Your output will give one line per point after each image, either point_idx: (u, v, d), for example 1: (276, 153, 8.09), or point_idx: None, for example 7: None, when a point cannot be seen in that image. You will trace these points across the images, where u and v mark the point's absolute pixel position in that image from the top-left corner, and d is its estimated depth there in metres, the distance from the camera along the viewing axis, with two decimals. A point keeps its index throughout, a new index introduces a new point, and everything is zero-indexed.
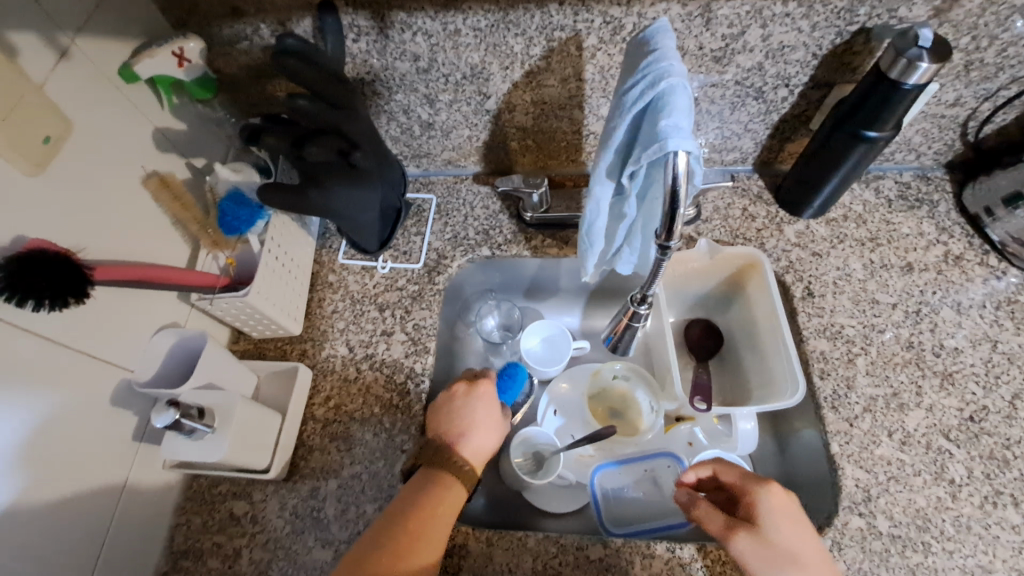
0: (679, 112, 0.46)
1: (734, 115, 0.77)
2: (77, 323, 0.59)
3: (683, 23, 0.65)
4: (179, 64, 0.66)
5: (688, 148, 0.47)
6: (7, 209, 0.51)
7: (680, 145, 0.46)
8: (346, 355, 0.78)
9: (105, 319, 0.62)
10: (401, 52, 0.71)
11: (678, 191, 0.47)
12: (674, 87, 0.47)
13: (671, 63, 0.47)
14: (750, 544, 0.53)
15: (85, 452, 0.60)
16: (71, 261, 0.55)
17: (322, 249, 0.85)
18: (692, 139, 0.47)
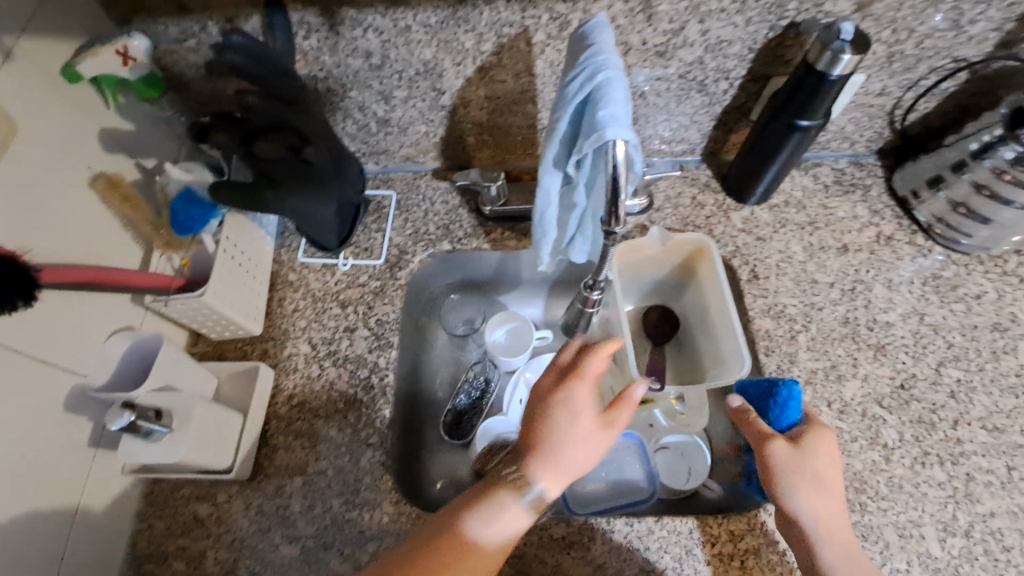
0: (615, 103, 0.49)
1: (680, 108, 0.80)
2: (26, 329, 0.58)
3: (626, 19, 0.67)
4: (123, 63, 0.64)
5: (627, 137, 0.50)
6: None
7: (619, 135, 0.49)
8: (308, 352, 0.78)
9: (56, 324, 0.61)
10: (352, 48, 0.71)
11: (617, 178, 0.50)
12: (612, 81, 0.50)
13: (609, 59, 0.50)
14: (785, 450, 0.61)
15: (36, 461, 0.59)
16: (17, 266, 0.54)
17: (282, 248, 0.85)
18: (630, 128, 0.49)
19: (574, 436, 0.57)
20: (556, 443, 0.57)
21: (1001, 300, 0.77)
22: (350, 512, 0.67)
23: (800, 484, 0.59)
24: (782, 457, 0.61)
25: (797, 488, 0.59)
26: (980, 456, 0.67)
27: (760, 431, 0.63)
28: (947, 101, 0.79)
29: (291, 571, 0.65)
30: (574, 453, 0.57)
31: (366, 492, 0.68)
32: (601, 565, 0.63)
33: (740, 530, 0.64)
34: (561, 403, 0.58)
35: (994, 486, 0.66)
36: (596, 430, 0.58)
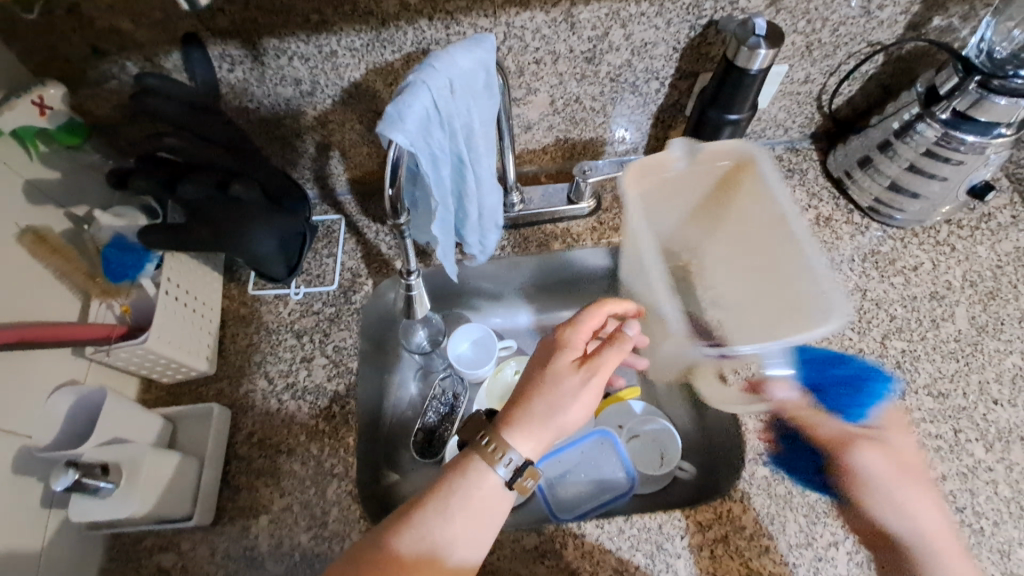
0: (406, 105, 0.53)
1: (616, 110, 0.82)
2: None
3: (551, 29, 0.69)
4: (41, 112, 0.64)
5: (402, 142, 0.53)
6: None
7: (394, 136, 0.53)
8: (266, 387, 0.77)
9: None
10: (280, 77, 0.71)
11: (393, 169, 0.56)
12: (414, 88, 0.54)
13: (428, 69, 0.54)
14: (871, 453, 0.61)
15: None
16: None
17: (232, 282, 0.84)
18: (407, 133, 0.53)
19: (550, 387, 0.57)
20: (549, 408, 0.57)
21: (937, 269, 0.80)
22: (318, 546, 0.66)
23: (909, 492, 0.60)
24: (874, 469, 0.61)
25: (889, 487, 0.60)
26: (928, 422, 0.70)
27: (833, 433, 0.64)
28: (869, 83, 0.82)
29: None
30: (564, 415, 0.57)
31: (334, 523, 0.68)
32: (574, 571, 0.63)
33: (708, 520, 0.65)
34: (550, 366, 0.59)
35: (943, 450, 0.68)
36: (584, 382, 0.58)
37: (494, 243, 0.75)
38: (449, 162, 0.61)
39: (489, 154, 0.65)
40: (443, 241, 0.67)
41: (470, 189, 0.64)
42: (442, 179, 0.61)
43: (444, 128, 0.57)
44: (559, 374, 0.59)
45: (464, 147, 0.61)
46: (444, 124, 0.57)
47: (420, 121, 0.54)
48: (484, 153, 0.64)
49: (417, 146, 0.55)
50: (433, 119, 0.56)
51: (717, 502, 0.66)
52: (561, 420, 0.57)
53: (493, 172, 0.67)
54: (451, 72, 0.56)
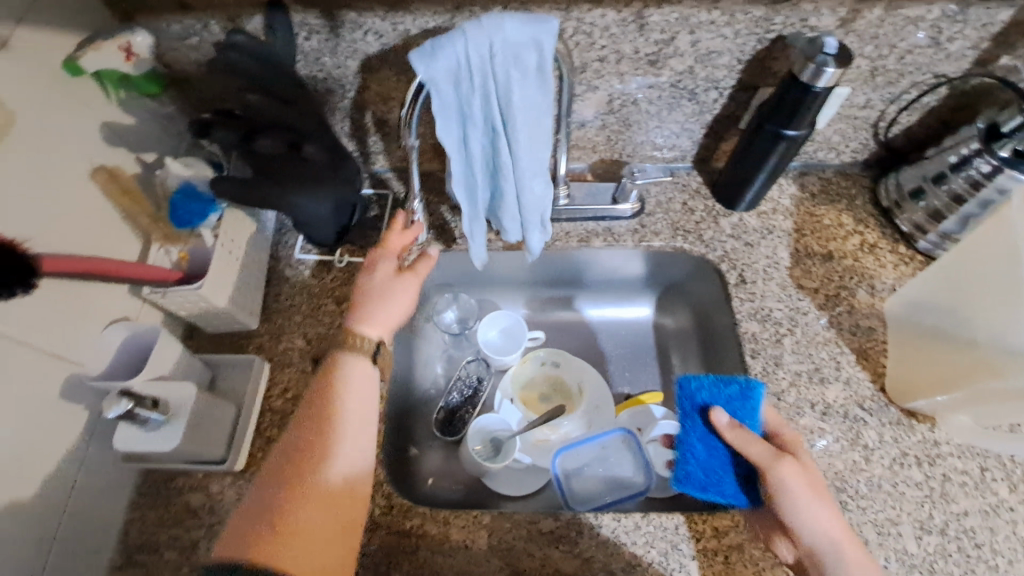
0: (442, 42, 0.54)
1: (671, 116, 0.83)
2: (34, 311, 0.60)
3: (620, 29, 0.70)
4: (126, 58, 0.65)
5: (420, 74, 0.54)
6: None
7: (414, 66, 0.54)
8: (303, 347, 0.80)
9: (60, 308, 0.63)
10: (351, 51, 0.73)
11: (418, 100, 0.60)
12: (458, 32, 0.54)
13: (473, 22, 0.54)
14: None
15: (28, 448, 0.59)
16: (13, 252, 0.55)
17: (278, 244, 0.87)
18: (428, 71, 0.54)
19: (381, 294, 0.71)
20: (378, 304, 0.71)
21: None
22: None
23: None
24: None
25: None
26: (955, 457, 0.70)
27: None
28: (928, 115, 0.82)
29: None
30: (394, 307, 0.71)
31: None
32: (588, 559, 0.64)
33: (724, 526, 0.66)
34: (372, 280, 0.73)
35: (968, 486, 0.68)
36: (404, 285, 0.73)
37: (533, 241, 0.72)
38: (478, 124, 0.60)
39: (533, 140, 0.61)
40: (464, 206, 0.68)
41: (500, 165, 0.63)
42: (466, 138, 0.61)
43: (474, 87, 0.57)
44: (384, 285, 0.73)
45: (499, 119, 0.59)
46: (478, 82, 0.57)
47: (450, 66, 0.55)
48: (525, 138, 0.61)
49: (441, 92, 0.56)
50: (464, 72, 0.55)
51: (735, 510, 0.67)
52: (393, 315, 0.71)
53: (536, 162, 0.64)
54: (500, 35, 0.54)
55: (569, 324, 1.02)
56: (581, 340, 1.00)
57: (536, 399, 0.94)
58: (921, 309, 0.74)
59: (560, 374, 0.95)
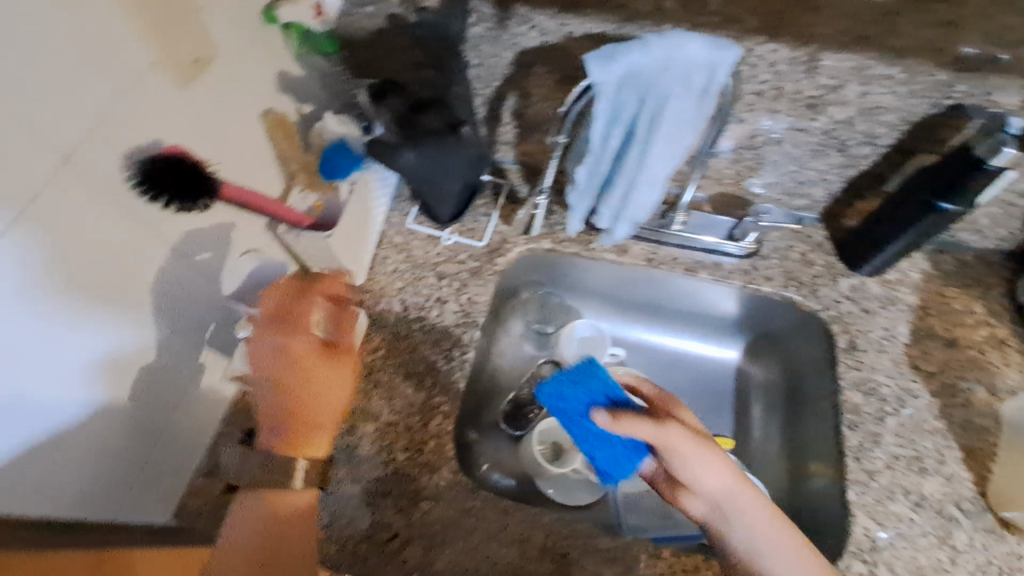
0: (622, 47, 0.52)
1: (813, 163, 0.81)
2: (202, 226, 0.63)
3: (788, 67, 0.68)
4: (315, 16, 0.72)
5: (590, 74, 0.53)
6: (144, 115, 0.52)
7: (587, 66, 0.53)
8: (400, 312, 0.83)
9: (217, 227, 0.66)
10: (512, 43, 0.75)
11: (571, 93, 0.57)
12: (641, 41, 0.52)
13: (657, 33, 0.52)
14: None
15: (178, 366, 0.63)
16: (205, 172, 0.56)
17: (394, 211, 0.91)
18: (599, 74, 0.53)
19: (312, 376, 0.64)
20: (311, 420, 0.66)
21: None
22: (411, 468, 0.71)
23: None
24: None
25: None
26: None
27: None
28: None
29: (348, 508, 0.69)
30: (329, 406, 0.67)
31: (429, 455, 0.72)
32: None
33: None
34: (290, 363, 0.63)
35: None
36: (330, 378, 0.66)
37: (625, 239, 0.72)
38: (623, 127, 0.60)
39: (670, 156, 0.61)
40: (577, 193, 0.67)
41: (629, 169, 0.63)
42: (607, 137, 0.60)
43: (636, 93, 0.55)
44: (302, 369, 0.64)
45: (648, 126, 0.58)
46: (641, 89, 0.55)
47: (622, 72, 0.53)
48: (663, 149, 0.60)
49: (604, 93, 0.55)
50: (631, 78, 0.54)
51: None
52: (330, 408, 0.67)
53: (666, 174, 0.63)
54: (682, 53, 0.52)
55: (649, 348, 1.01)
56: (658, 367, 1.00)
57: None
58: None
59: None
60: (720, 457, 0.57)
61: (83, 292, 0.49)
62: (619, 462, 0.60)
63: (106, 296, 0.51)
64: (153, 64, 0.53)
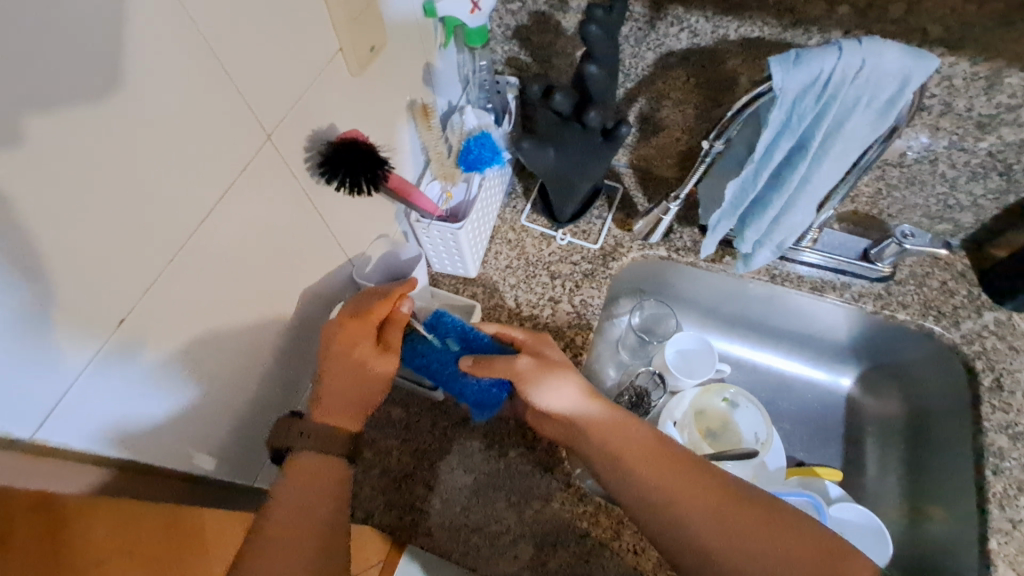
0: (813, 54, 0.51)
1: (967, 185, 0.75)
2: (346, 212, 0.65)
3: (963, 83, 0.64)
4: (471, 10, 0.69)
5: (776, 80, 0.52)
6: (324, 95, 0.55)
7: (773, 70, 0.52)
8: (512, 308, 0.83)
9: (360, 217, 0.69)
10: (658, 44, 0.73)
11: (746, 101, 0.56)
12: (833, 47, 0.50)
13: (855, 40, 0.50)
14: None
15: (316, 337, 0.66)
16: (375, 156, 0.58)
17: (508, 207, 0.92)
18: (783, 82, 0.52)
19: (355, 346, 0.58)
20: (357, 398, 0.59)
21: None
22: (522, 464, 0.72)
23: None
24: None
25: None
26: None
27: None
28: None
29: (460, 496, 0.70)
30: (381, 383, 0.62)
31: (539, 453, 0.72)
32: None
33: None
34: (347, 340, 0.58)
35: None
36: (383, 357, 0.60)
37: (762, 258, 0.71)
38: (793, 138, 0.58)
39: (835, 172, 0.59)
40: (725, 207, 0.66)
41: (789, 183, 0.61)
42: (773, 151, 0.59)
43: (818, 104, 0.54)
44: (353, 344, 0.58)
45: (819, 138, 0.57)
46: (824, 99, 0.54)
47: (808, 80, 0.52)
48: (829, 163, 0.59)
49: (784, 101, 0.53)
50: (817, 87, 0.52)
51: None
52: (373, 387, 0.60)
53: (822, 189, 0.62)
54: (875, 59, 0.50)
55: (753, 367, 0.97)
56: (763, 387, 0.96)
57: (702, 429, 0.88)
58: None
59: (733, 415, 0.89)
60: (564, 377, 0.62)
61: (250, 259, 0.52)
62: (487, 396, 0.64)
63: (280, 266, 0.56)
64: (340, 50, 0.55)
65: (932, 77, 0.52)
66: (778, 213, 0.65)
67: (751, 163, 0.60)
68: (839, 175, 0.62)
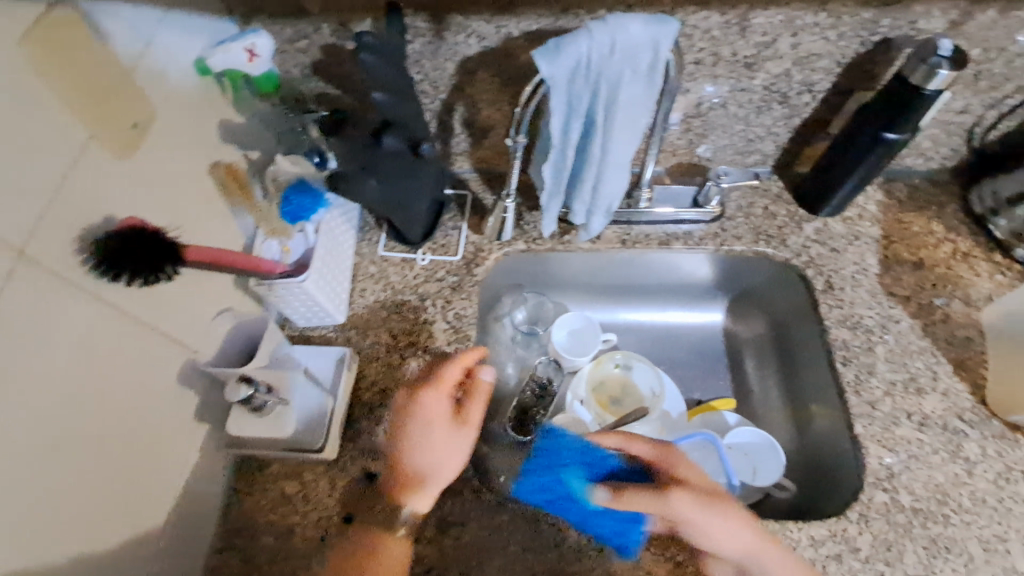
0: (566, 40, 0.53)
1: (759, 119, 0.83)
2: (161, 300, 0.60)
3: (722, 32, 0.69)
4: (249, 60, 0.66)
5: (543, 71, 0.54)
6: (89, 189, 0.50)
7: (538, 62, 0.54)
8: (389, 343, 0.81)
9: (186, 299, 0.65)
10: (453, 53, 0.74)
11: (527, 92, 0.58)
12: (582, 30, 0.54)
13: (599, 20, 0.54)
14: None
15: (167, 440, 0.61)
16: (160, 238, 0.54)
17: (363, 241, 0.89)
18: (549, 71, 0.54)
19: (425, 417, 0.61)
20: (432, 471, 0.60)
21: None
22: None
23: None
24: None
25: None
26: None
27: None
28: None
29: None
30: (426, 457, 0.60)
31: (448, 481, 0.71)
32: (680, 563, 0.65)
33: (821, 537, 0.64)
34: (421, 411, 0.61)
35: None
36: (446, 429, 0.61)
37: (600, 225, 0.76)
38: (582, 119, 0.61)
39: (628, 138, 0.64)
40: (548, 189, 0.69)
41: (593, 155, 0.65)
42: (568, 132, 0.62)
43: (588, 84, 0.57)
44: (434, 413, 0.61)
45: (603, 112, 0.60)
46: (592, 77, 0.57)
47: (571, 65, 0.55)
48: (620, 131, 0.62)
49: (559, 87, 0.56)
50: (583, 68, 0.55)
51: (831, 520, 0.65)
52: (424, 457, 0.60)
53: (624, 155, 0.66)
54: (620, 34, 0.54)
55: (638, 328, 1.02)
56: (652, 343, 1.01)
57: (606, 399, 0.92)
58: None
59: (630, 376, 0.93)
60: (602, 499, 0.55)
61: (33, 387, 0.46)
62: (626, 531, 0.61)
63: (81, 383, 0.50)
64: (93, 137, 0.50)
65: (677, 38, 0.56)
66: (596, 185, 0.69)
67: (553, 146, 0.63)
68: (638, 141, 0.66)
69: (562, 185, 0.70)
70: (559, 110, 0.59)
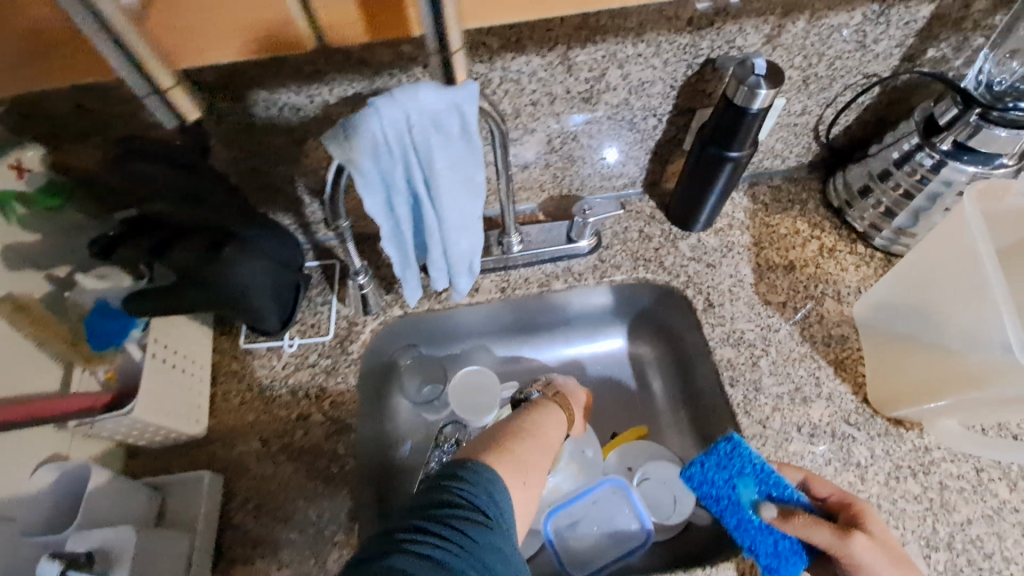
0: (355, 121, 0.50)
1: (613, 146, 0.81)
2: None
3: (547, 73, 0.67)
4: (18, 176, 0.62)
5: (336, 156, 0.50)
6: None
7: (329, 148, 0.50)
8: (260, 449, 0.73)
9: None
10: (271, 128, 0.67)
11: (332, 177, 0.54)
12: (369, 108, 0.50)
13: (386, 94, 0.50)
14: None
15: None
16: None
17: (221, 335, 0.80)
18: (342, 156, 0.50)
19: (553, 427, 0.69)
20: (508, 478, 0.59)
21: None
22: None
23: None
24: None
25: None
26: (948, 462, 0.68)
27: None
28: (865, 114, 0.82)
29: None
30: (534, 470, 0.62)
31: None
32: None
33: None
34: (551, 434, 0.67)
35: (966, 492, 0.66)
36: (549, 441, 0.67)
37: (467, 285, 0.70)
38: (404, 192, 0.56)
39: (462, 201, 0.59)
40: (397, 265, 0.64)
41: (430, 226, 0.60)
42: (392, 208, 0.57)
43: (395, 159, 0.53)
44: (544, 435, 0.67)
45: (423, 182, 0.56)
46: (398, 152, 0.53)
47: (366, 144, 0.51)
48: (451, 198, 0.58)
49: (362, 171, 0.52)
50: (382, 148, 0.51)
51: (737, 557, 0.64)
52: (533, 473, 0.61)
53: (465, 218, 0.61)
54: (412, 105, 0.50)
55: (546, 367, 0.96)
56: None
57: None
58: (892, 310, 0.72)
59: None
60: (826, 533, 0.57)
61: None
62: (781, 554, 0.61)
63: None
64: None
65: (481, 97, 0.52)
66: (447, 252, 0.64)
67: (381, 225, 0.58)
68: (481, 202, 0.61)
69: (412, 258, 0.64)
70: (374, 190, 0.55)
